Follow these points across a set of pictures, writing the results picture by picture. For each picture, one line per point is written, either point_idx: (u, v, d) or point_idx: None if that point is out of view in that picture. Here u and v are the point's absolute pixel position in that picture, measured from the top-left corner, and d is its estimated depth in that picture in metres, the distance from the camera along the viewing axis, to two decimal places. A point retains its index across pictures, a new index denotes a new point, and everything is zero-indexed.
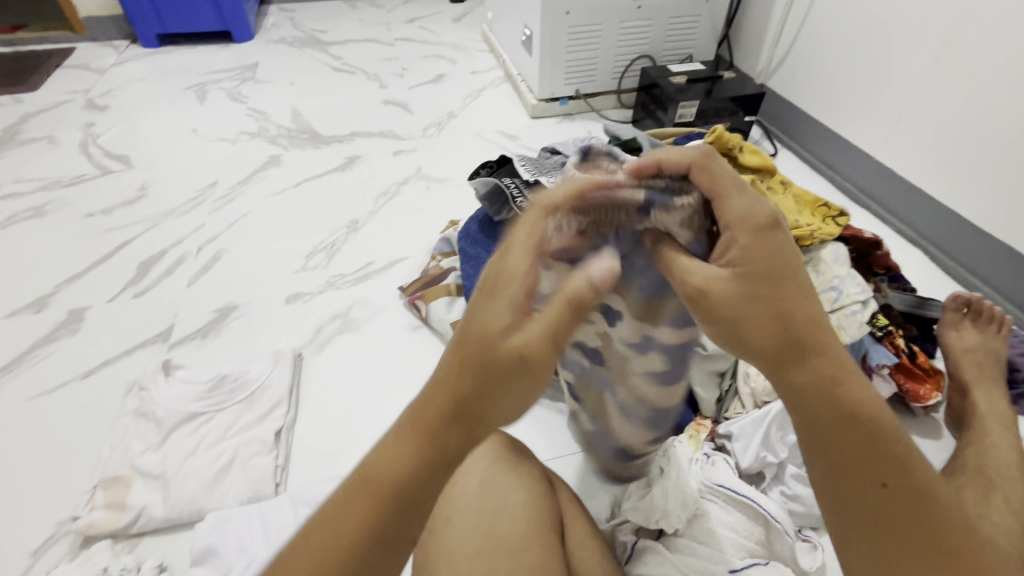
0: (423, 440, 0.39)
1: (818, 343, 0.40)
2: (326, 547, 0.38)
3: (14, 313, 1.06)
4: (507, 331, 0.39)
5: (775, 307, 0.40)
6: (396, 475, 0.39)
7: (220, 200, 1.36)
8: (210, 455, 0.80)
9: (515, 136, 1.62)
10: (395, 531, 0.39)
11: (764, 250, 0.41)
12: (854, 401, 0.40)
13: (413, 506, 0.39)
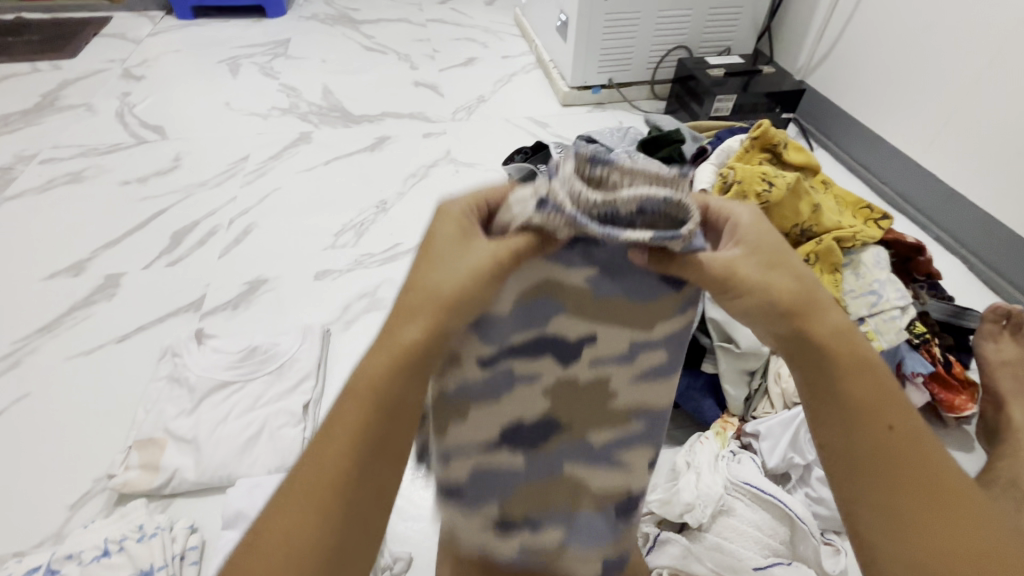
0: (391, 346, 0.37)
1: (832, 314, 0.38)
2: (319, 463, 0.36)
3: (54, 275, 1.09)
4: (464, 236, 0.38)
5: (789, 271, 0.37)
6: (377, 378, 0.37)
7: (252, 174, 1.37)
8: (241, 424, 0.82)
9: (545, 123, 1.61)
10: (375, 435, 0.37)
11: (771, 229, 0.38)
12: (861, 358, 0.38)
13: (392, 404, 0.37)
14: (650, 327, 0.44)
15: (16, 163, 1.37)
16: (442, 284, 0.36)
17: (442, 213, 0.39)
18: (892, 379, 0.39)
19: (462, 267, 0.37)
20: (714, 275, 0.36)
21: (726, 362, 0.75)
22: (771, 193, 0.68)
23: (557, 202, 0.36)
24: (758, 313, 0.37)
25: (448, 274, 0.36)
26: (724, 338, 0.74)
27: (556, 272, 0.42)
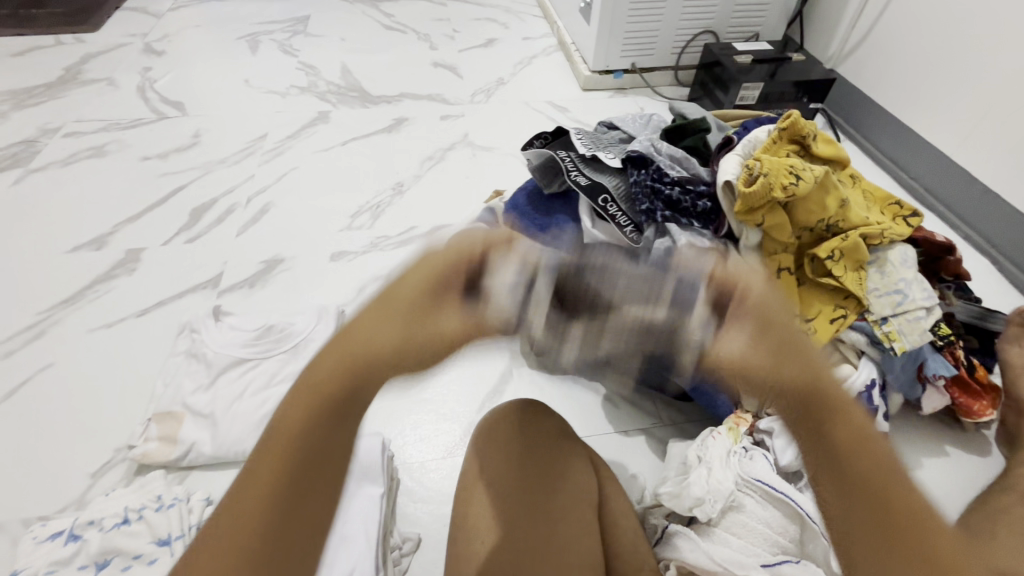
0: (305, 401, 0.28)
1: (836, 401, 0.29)
2: (228, 521, 0.29)
3: (76, 248, 1.11)
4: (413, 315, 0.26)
5: (791, 367, 0.28)
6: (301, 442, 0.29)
7: (270, 153, 1.37)
8: (256, 401, 0.83)
9: (564, 108, 1.58)
10: (286, 502, 0.29)
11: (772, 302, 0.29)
12: (870, 449, 0.29)
13: (316, 464, 0.29)
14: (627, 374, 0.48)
15: (41, 136, 1.39)
16: (381, 336, 0.26)
17: (418, 265, 0.27)
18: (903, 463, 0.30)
19: (417, 330, 0.26)
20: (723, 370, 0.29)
21: None
22: (798, 187, 0.66)
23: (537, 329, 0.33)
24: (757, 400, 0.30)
25: (390, 335, 0.26)
26: None
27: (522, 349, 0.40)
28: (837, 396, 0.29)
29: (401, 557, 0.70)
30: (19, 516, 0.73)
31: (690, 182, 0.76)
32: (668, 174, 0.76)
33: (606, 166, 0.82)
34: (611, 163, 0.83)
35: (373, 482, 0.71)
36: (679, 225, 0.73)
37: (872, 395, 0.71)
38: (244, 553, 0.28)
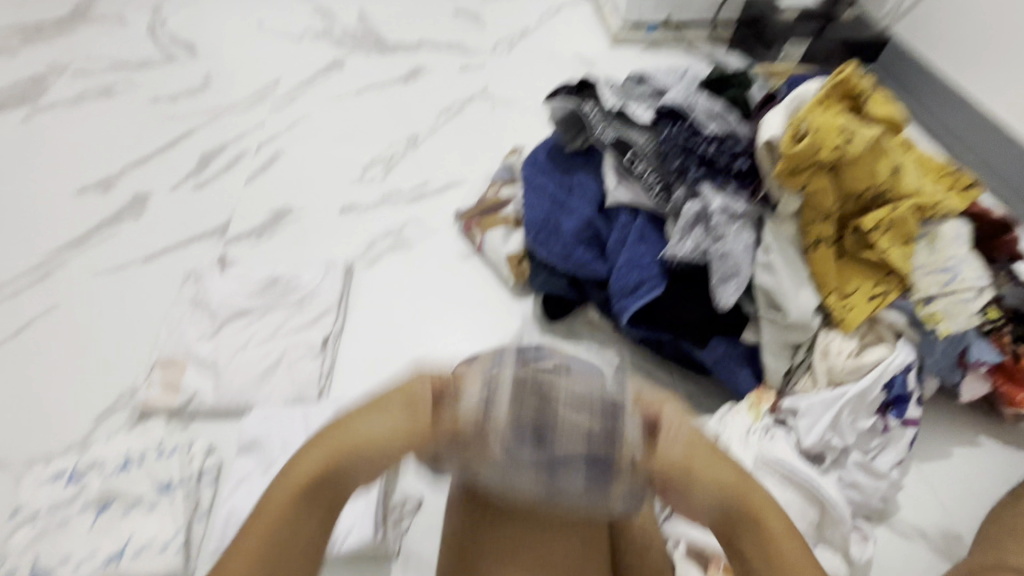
0: (295, 474, 0.43)
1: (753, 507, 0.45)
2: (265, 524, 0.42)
3: (83, 190, 1.08)
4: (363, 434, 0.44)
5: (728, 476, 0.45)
6: (275, 511, 0.42)
7: (282, 99, 1.32)
8: (260, 352, 0.81)
9: (591, 63, 1.49)
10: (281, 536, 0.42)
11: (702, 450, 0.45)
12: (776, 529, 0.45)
13: (293, 524, 0.42)
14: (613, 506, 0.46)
15: (49, 73, 1.35)
16: (370, 429, 0.44)
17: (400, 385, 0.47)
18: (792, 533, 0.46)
19: (393, 424, 0.44)
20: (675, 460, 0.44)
21: (771, 332, 0.69)
22: (848, 148, 0.59)
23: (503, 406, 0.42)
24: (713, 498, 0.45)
25: (375, 424, 0.44)
26: (772, 306, 0.67)
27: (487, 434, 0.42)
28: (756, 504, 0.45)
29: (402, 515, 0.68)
30: (23, 454, 0.73)
31: (727, 139, 0.69)
32: (704, 130, 0.70)
33: (636, 121, 0.76)
34: (641, 116, 0.76)
35: None
36: (712, 185, 0.69)
37: (907, 378, 0.66)
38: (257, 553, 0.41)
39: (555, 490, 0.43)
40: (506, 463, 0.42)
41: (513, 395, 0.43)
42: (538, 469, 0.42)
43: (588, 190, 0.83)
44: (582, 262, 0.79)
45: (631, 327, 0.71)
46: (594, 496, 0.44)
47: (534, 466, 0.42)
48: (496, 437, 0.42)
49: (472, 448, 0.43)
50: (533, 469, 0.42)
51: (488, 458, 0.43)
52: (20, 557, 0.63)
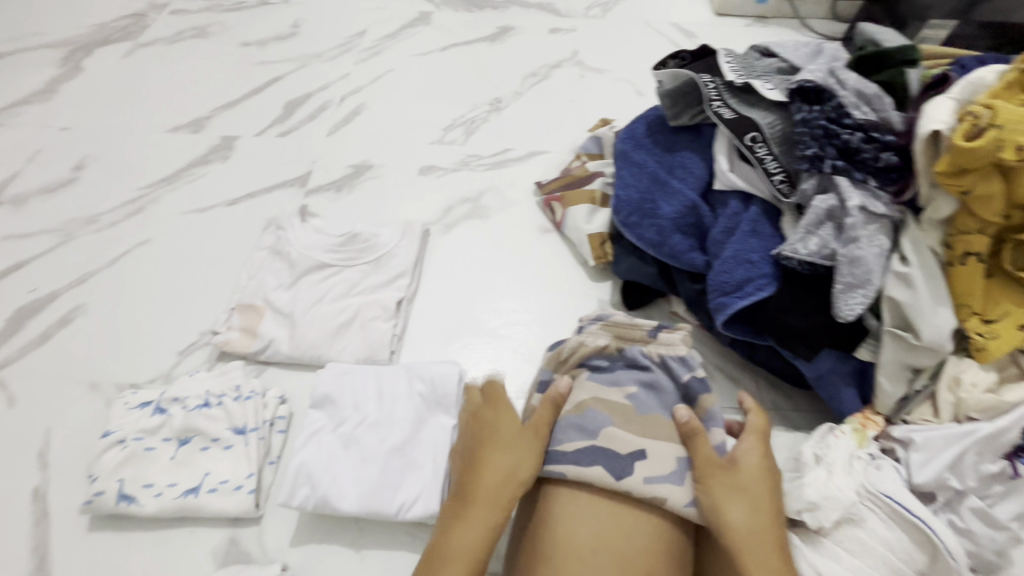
0: (484, 525, 0.51)
1: (744, 541, 0.49)
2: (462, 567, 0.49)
3: (175, 129, 1.10)
4: (518, 467, 0.54)
5: (742, 501, 0.51)
6: (475, 543, 0.50)
7: (367, 51, 1.29)
8: (335, 308, 0.81)
9: (691, 34, 1.38)
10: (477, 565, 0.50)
11: (737, 475, 0.53)
12: (756, 550, 0.48)
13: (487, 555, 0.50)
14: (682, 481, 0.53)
15: (149, 10, 1.37)
16: (519, 466, 0.54)
17: (498, 414, 0.58)
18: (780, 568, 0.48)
19: (526, 454, 0.55)
20: (702, 463, 0.53)
21: (892, 353, 0.61)
22: None
23: (604, 347, 0.62)
24: (718, 505, 0.51)
25: (512, 464, 0.54)
26: (900, 325, 0.60)
27: (588, 399, 0.58)
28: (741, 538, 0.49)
29: None
30: (114, 380, 0.77)
31: (877, 127, 0.60)
32: (849, 114, 0.61)
33: (762, 97, 0.69)
34: (767, 93, 0.69)
35: (447, 412, 0.68)
36: (850, 179, 0.60)
37: None
38: None
39: (642, 442, 0.55)
40: (601, 411, 0.57)
41: (600, 378, 0.60)
42: (625, 419, 0.57)
43: (693, 170, 0.76)
44: (678, 250, 0.73)
45: (728, 327, 0.67)
46: (669, 463, 0.54)
47: (622, 419, 0.57)
48: (592, 386, 0.59)
49: (573, 406, 0.59)
50: (618, 422, 0.56)
51: (587, 410, 0.58)
52: (106, 479, 0.65)
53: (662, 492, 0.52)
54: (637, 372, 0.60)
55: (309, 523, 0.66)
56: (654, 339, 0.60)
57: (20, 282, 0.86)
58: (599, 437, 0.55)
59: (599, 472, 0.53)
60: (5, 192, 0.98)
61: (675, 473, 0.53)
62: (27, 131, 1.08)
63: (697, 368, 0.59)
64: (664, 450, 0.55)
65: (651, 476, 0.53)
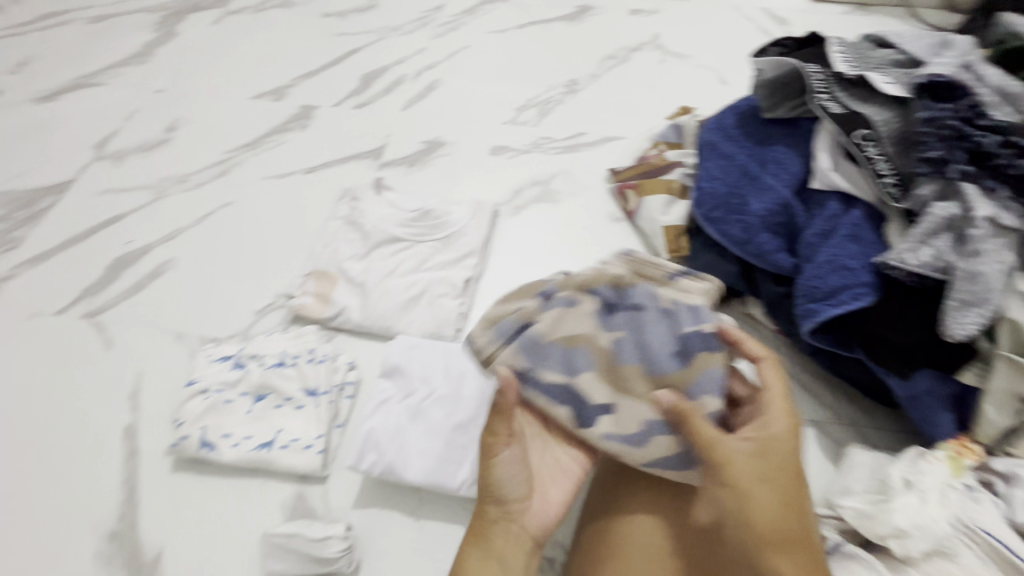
0: (489, 546, 0.55)
1: (767, 533, 0.48)
2: None
3: (259, 96, 1.14)
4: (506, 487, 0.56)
5: (765, 490, 0.49)
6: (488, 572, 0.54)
7: (444, 26, 1.28)
8: (405, 282, 0.82)
9: (783, 21, 1.29)
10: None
11: (758, 461, 0.51)
12: (777, 538, 0.48)
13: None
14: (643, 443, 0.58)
15: None
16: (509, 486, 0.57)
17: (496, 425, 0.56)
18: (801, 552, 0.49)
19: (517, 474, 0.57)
20: (710, 454, 0.51)
21: (1004, 381, 0.56)
22: None
23: (618, 278, 0.62)
24: (735, 496, 0.50)
25: (505, 476, 0.56)
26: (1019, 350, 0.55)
27: (585, 330, 0.61)
28: (763, 527, 0.49)
29: None
30: (197, 332, 0.81)
31: (1014, 132, 0.55)
32: (982, 117, 0.57)
33: (877, 92, 0.64)
34: (883, 89, 0.64)
35: None
36: (980, 186, 0.55)
37: None
38: None
39: (617, 398, 0.60)
40: (588, 349, 0.61)
41: (600, 309, 0.62)
42: (607, 365, 0.60)
43: (787, 167, 0.72)
44: (765, 249, 0.69)
45: (814, 336, 0.64)
46: (634, 422, 0.59)
47: (605, 366, 0.60)
48: (589, 320, 0.61)
49: (564, 336, 0.61)
50: (600, 366, 0.60)
51: (575, 344, 0.61)
52: (190, 425, 0.69)
53: (619, 445, 0.58)
54: (642, 315, 0.61)
55: (372, 487, 0.68)
56: (674, 281, 0.62)
57: (117, 234, 0.92)
58: (575, 375, 0.60)
59: (565, 414, 0.60)
60: (106, 149, 1.04)
61: (635, 435, 0.58)
62: (126, 91, 1.14)
63: (704, 325, 0.59)
64: (634, 409, 0.59)
65: (609, 430, 0.59)
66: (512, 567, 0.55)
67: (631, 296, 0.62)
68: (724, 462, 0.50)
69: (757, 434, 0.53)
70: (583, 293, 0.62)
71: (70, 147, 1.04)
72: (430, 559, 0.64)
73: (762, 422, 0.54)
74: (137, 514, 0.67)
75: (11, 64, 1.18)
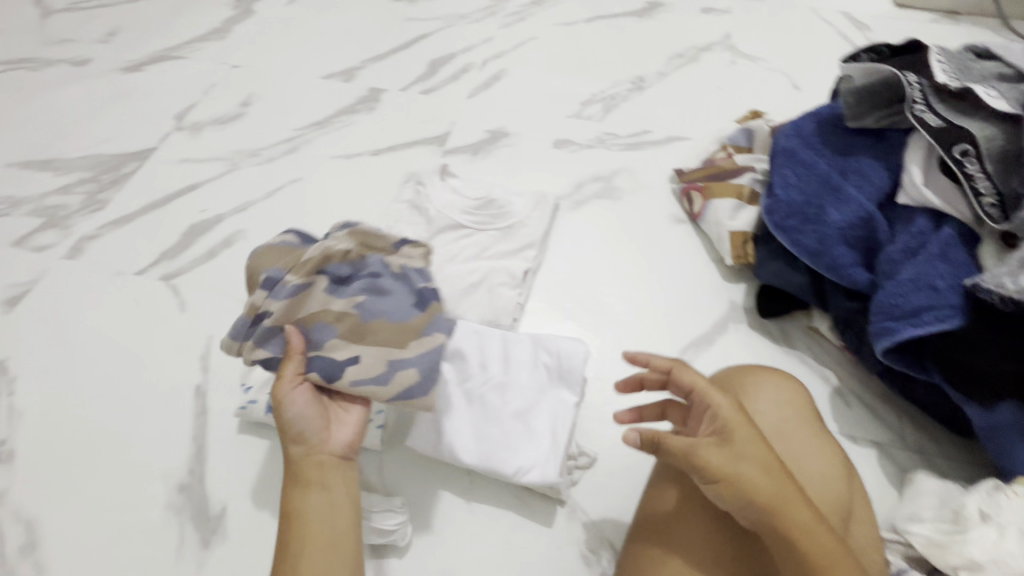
0: (303, 493, 0.55)
1: (774, 507, 0.48)
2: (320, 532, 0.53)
3: (330, 77, 1.16)
4: (298, 427, 0.57)
5: (750, 465, 0.49)
6: (308, 511, 0.54)
7: (512, 16, 1.28)
8: (466, 269, 0.83)
9: (864, 26, 1.24)
10: (324, 523, 0.54)
11: (729, 441, 0.50)
12: (782, 506, 0.48)
13: (320, 520, 0.54)
14: (391, 382, 0.59)
15: None
16: (307, 426, 0.57)
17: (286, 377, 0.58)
18: (805, 504, 0.48)
19: (312, 412, 0.58)
20: (683, 455, 0.50)
21: None
22: None
23: (330, 249, 0.61)
24: (731, 490, 0.49)
25: (297, 413, 0.57)
26: None
27: (327, 305, 0.61)
28: (769, 502, 0.48)
29: (574, 468, 0.69)
30: None
31: None
32: None
33: (982, 105, 0.61)
34: (989, 103, 0.61)
35: (568, 389, 0.69)
36: None
37: None
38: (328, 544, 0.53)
39: (362, 350, 0.60)
40: (331, 322, 0.60)
41: (311, 272, 0.61)
42: (355, 332, 0.60)
43: (873, 178, 0.69)
44: (839, 262, 0.68)
45: (888, 355, 0.62)
46: (381, 365, 0.60)
47: (350, 328, 0.60)
48: (326, 297, 0.61)
49: (305, 315, 0.60)
50: (347, 334, 0.60)
51: (320, 320, 0.60)
52: (258, 391, 0.72)
53: (370, 389, 0.59)
54: (335, 271, 0.62)
55: (427, 464, 0.70)
56: (395, 250, 0.65)
57: (193, 202, 0.96)
58: (324, 346, 0.59)
59: (321, 376, 0.59)
60: (185, 120, 1.09)
61: (382, 375, 0.59)
62: (205, 65, 1.18)
63: (429, 281, 0.64)
64: (379, 354, 0.60)
65: (360, 378, 0.59)
66: (335, 499, 0.55)
67: (338, 260, 0.62)
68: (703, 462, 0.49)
69: (708, 417, 0.52)
70: (296, 270, 0.61)
71: (152, 116, 1.09)
72: (479, 541, 0.66)
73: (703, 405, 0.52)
74: (206, 469, 0.70)
75: (100, 33, 1.24)
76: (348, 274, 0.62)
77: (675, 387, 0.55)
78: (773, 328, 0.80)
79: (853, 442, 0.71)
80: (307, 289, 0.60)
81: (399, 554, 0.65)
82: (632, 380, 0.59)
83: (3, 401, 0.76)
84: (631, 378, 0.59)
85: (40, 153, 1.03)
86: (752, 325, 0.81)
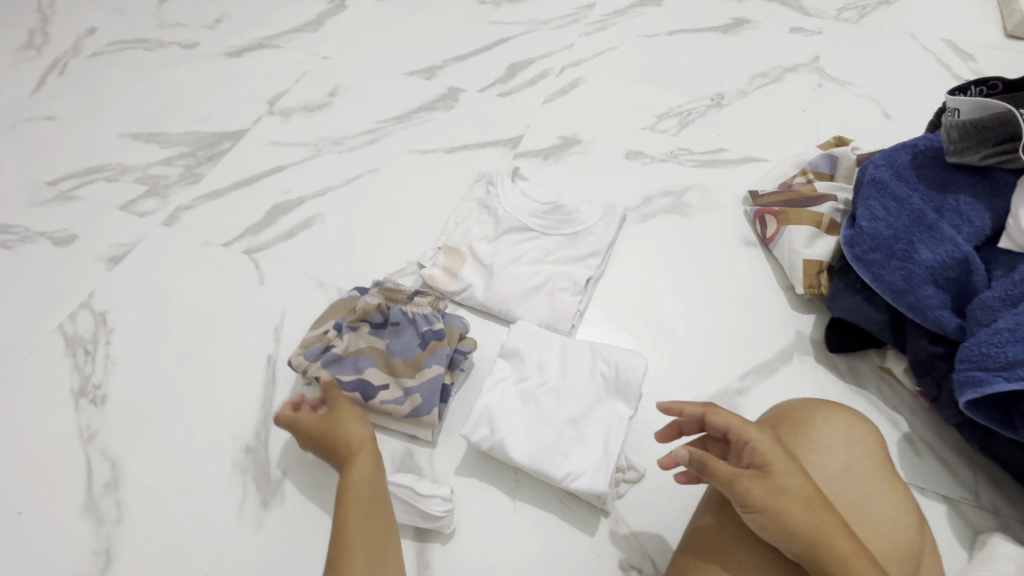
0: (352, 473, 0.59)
1: (819, 541, 0.47)
2: (365, 506, 0.57)
3: (412, 73, 1.20)
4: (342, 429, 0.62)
5: (792, 496, 0.48)
6: (358, 486, 0.58)
7: (594, 25, 1.29)
8: (529, 272, 0.84)
9: (966, 55, 1.17)
10: (366, 498, 0.57)
11: (769, 472, 0.50)
12: (825, 540, 0.47)
13: (366, 493, 0.58)
14: (401, 408, 0.71)
15: None
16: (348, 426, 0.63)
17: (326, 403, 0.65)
18: (854, 544, 0.47)
19: (351, 419, 0.63)
20: (724, 483, 0.50)
21: None
22: None
23: (368, 303, 0.76)
24: (773, 521, 0.48)
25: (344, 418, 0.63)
26: None
27: (368, 344, 0.75)
28: (814, 535, 0.47)
29: (621, 481, 0.68)
30: (337, 284, 0.89)
31: None
32: None
33: None
34: None
35: (624, 402, 0.68)
36: None
37: None
38: (374, 512, 0.56)
39: (389, 377, 0.73)
40: (370, 355, 0.74)
41: (355, 318, 0.76)
42: (384, 363, 0.74)
43: (972, 220, 0.67)
44: (926, 303, 0.65)
45: (972, 408, 0.59)
46: (400, 389, 0.72)
47: (381, 360, 0.74)
48: (369, 338, 0.75)
49: (350, 350, 0.75)
50: (379, 364, 0.74)
51: (362, 354, 0.74)
52: None
53: (390, 408, 0.71)
54: (373, 318, 0.76)
55: (476, 458, 0.72)
56: (410, 301, 0.76)
57: (278, 183, 1.02)
58: (360, 373, 0.73)
59: (354, 394, 0.71)
60: (276, 105, 1.16)
61: (399, 398, 0.71)
62: (298, 56, 1.25)
63: (435, 324, 0.74)
64: (399, 382, 0.73)
65: (384, 399, 0.71)
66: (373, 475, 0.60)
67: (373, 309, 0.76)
68: (743, 490, 0.49)
69: (753, 450, 0.52)
70: (347, 317, 0.76)
71: (248, 100, 1.17)
72: (519, 540, 0.67)
73: (745, 435, 0.52)
74: (270, 434, 0.75)
75: (209, 20, 1.33)
76: (383, 321, 0.76)
77: (710, 428, 0.56)
78: (841, 364, 0.77)
79: (921, 494, 0.67)
80: (353, 330, 0.76)
81: (442, 541, 0.67)
82: (670, 427, 0.61)
83: (100, 348, 0.83)
84: (671, 426, 0.61)
85: (148, 127, 1.12)
86: (818, 358, 0.78)
